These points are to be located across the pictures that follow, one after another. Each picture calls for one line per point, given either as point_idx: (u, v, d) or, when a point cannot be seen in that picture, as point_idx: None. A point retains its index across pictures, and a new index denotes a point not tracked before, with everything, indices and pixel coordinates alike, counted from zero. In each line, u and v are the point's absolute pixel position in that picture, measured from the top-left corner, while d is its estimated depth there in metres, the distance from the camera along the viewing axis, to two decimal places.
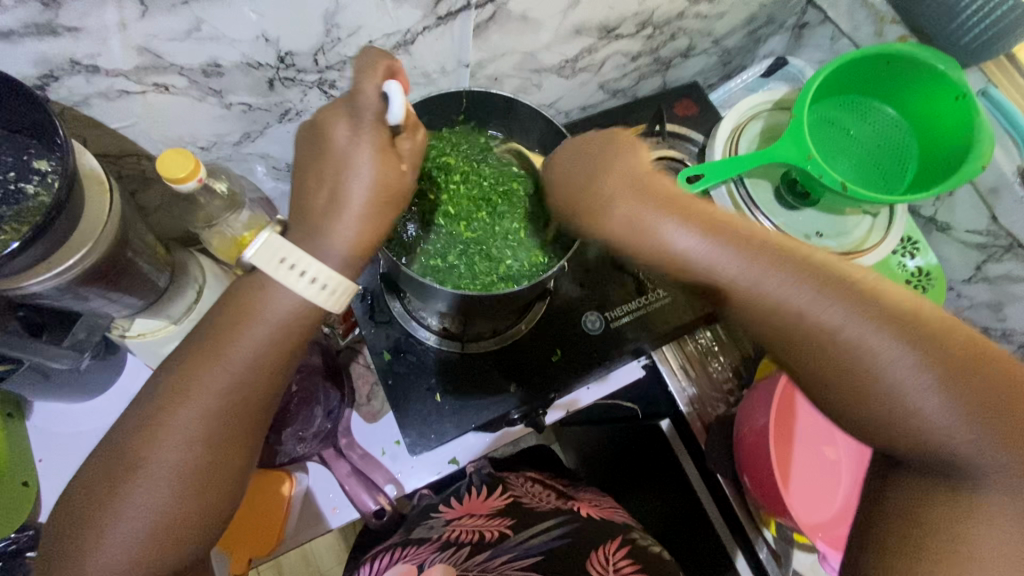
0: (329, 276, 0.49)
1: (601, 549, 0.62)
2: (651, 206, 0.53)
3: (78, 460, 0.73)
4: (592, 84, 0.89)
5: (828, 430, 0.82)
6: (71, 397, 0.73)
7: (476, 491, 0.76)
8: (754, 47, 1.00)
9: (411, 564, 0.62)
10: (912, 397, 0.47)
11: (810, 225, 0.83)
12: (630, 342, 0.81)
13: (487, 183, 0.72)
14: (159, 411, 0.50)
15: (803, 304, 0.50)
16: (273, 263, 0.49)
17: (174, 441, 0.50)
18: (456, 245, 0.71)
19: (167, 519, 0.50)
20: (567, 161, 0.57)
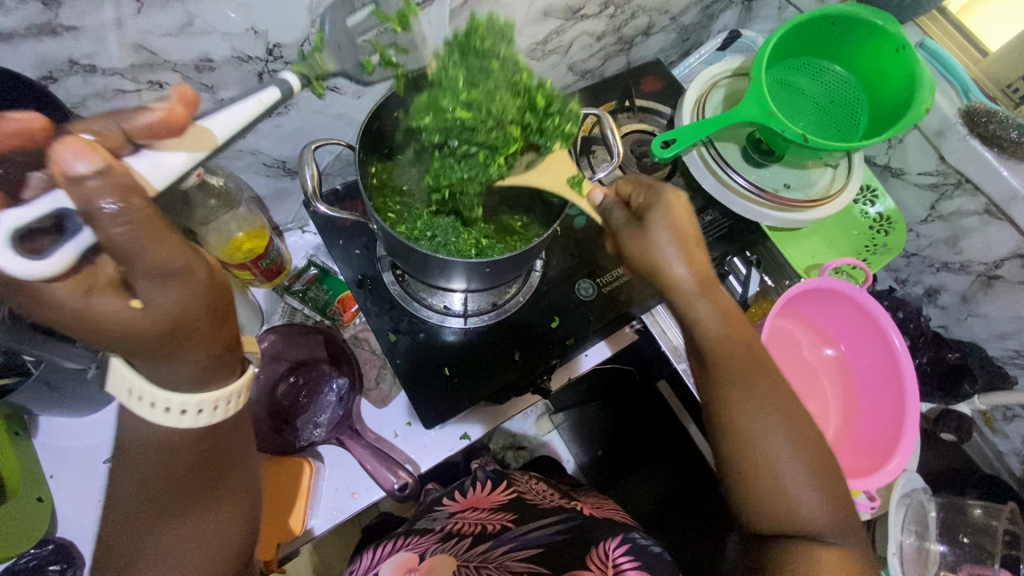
0: (182, 404, 0.47)
1: (601, 548, 0.64)
2: (686, 252, 0.62)
3: (90, 472, 0.74)
4: (562, 66, 0.93)
5: (813, 378, 0.88)
6: (78, 410, 0.73)
7: (480, 484, 0.82)
8: (708, 23, 1.07)
9: (413, 553, 0.68)
10: (789, 479, 0.59)
11: (777, 180, 0.88)
12: (624, 304, 0.84)
13: (533, 117, 0.62)
14: (150, 500, 0.52)
15: (739, 388, 0.62)
16: (131, 399, 0.47)
17: (158, 541, 0.51)
18: (443, 142, 0.61)
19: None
20: (657, 214, 0.62)
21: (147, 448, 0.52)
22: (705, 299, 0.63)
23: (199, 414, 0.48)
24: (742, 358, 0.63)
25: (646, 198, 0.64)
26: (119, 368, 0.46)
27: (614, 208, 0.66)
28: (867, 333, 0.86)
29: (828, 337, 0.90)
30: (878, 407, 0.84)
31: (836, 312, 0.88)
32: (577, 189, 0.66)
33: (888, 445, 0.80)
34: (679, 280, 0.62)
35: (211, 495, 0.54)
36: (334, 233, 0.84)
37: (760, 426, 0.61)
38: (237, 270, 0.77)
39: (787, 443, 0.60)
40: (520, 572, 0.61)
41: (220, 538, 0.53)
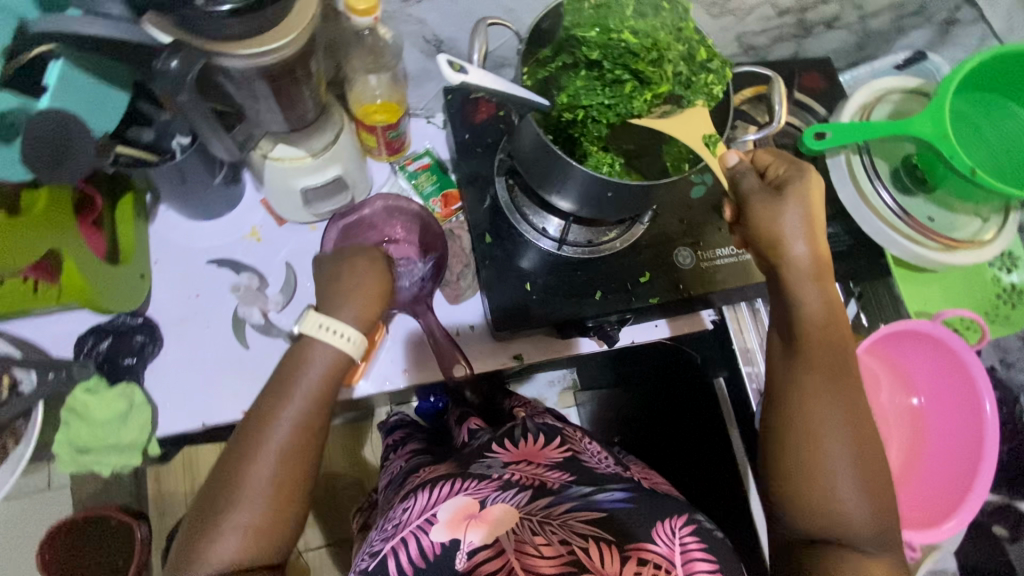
0: (352, 332, 0.60)
1: (667, 522, 0.61)
2: (808, 233, 0.61)
3: (187, 270, 0.79)
4: (731, 33, 0.89)
5: (896, 421, 0.83)
6: (191, 210, 0.78)
7: (531, 436, 0.72)
8: (895, 36, 0.99)
9: (473, 498, 0.62)
10: (842, 483, 0.57)
11: (921, 211, 0.82)
12: (719, 282, 0.81)
13: (686, 66, 0.61)
14: (274, 396, 0.58)
15: (821, 381, 0.59)
16: (318, 329, 0.59)
17: (278, 433, 0.56)
18: (597, 60, 0.60)
19: (273, 488, 0.56)
20: (795, 191, 0.61)
21: (283, 392, 0.58)
22: (816, 285, 0.61)
23: (356, 348, 0.60)
24: (828, 355, 0.61)
25: (787, 171, 0.63)
26: (312, 312, 0.60)
27: (749, 173, 0.64)
28: (959, 394, 0.80)
29: (912, 387, 0.84)
30: (943, 471, 0.79)
31: (935, 364, 0.82)
32: (709, 149, 0.65)
33: (940, 510, 0.77)
34: (795, 259, 0.61)
35: (324, 406, 0.59)
36: (463, 126, 0.84)
37: (822, 429, 0.58)
38: (364, 132, 0.80)
39: (847, 451, 0.58)
40: (584, 535, 0.58)
41: (312, 440, 0.58)
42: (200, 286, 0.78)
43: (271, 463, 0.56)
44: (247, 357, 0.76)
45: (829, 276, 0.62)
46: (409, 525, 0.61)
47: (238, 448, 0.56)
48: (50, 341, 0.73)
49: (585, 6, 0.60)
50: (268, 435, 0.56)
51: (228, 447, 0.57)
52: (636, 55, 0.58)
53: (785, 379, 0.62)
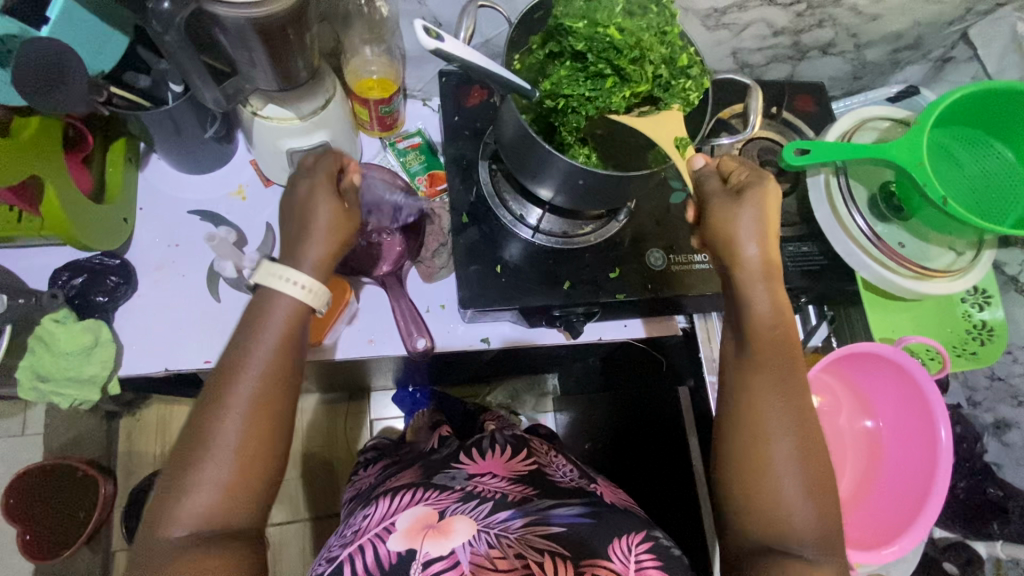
0: (305, 279, 0.60)
1: (624, 540, 0.67)
2: (761, 238, 0.61)
3: (170, 219, 0.81)
4: (727, 48, 0.91)
5: (856, 439, 0.83)
6: (180, 163, 0.80)
7: (498, 449, 0.82)
8: (890, 69, 1.01)
9: (433, 509, 0.67)
10: (784, 487, 0.58)
11: (893, 237, 0.84)
12: (688, 285, 0.82)
13: (667, 70, 0.62)
14: (242, 357, 0.58)
15: (763, 384, 0.60)
16: (281, 280, 0.59)
17: (242, 393, 0.57)
18: (581, 51, 0.60)
19: (242, 448, 0.56)
20: (753, 195, 0.61)
21: (246, 356, 0.58)
22: (764, 288, 0.62)
23: (311, 297, 0.61)
24: (778, 355, 0.61)
25: (747, 178, 0.63)
26: (266, 264, 0.60)
27: (712, 177, 0.65)
28: (913, 417, 0.81)
29: (869, 408, 0.84)
30: (895, 493, 0.80)
31: (890, 386, 0.83)
32: (680, 151, 0.65)
33: (888, 532, 0.77)
34: (746, 260, 0.62)
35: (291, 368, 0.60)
36: (454, 109, 0.86)
37: (766, 424, 0.59)
38: (358, 104, 0.81)
39: (789, 447, 0.59)
40: (542, 550, 0.63)
41: (282, 402, 0.59)
42: (180, 236, 0.80)
43: (239, 424, 0.56)
44: (218, 309, 0.77)
45: (778, 282, 0.63)
46: (369, 533, 0.66)
47: (203, 409, 0.57)
48: (29, 273, 0.75)
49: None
50: (233, 392, 0.57)
51: (193, 412, 0.58)
52: (620, 52, 0.58)
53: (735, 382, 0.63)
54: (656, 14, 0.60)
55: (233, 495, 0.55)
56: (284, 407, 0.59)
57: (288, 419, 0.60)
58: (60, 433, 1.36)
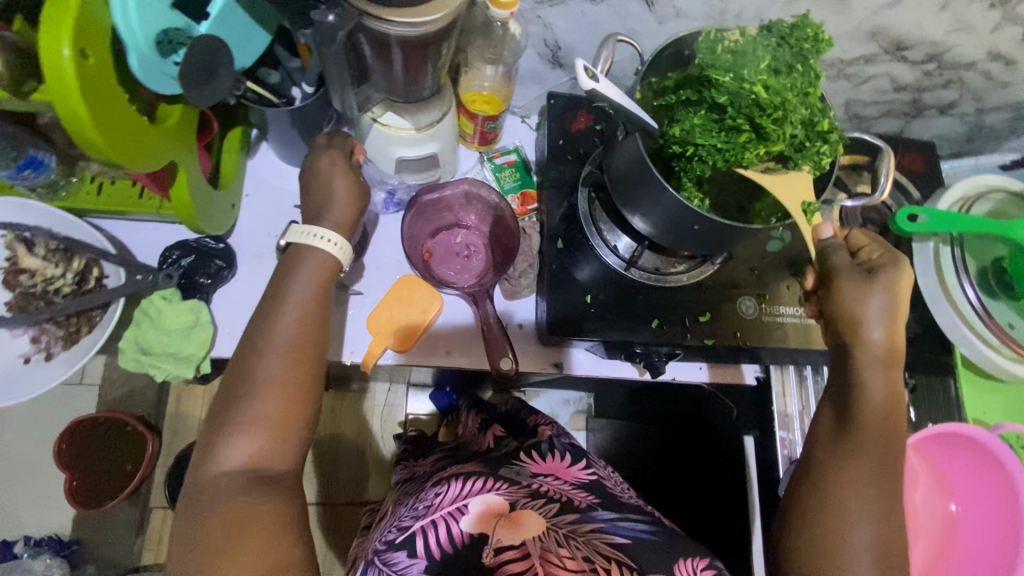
0: (333, 235, 0.65)
1: (688, 564, 0.62)
2: (888, 324, 0.62)
3: (272, 208, 0.83)
4: (841, 97, 0.89)
5: (935, 520, 0.81)
6: (286, 154, 0.83)
7: (559, 454, 0.77)
8: (1007, 136, 0.97)
9: (504, 499, 0.64)
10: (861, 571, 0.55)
11: (1002, 315, 0.80)
12: (775, 339, 0.80)
13: (803, 131, 0.59)
14: (275, 300, 0.61)
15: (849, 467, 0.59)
16: (307, 236, 0.64)
17: (282, 332, 0.60)
18: (720, 104, 0.58)
19: (285, 385, 0.57)
20: (887, 278, 0.62)
21: (277, 297, 0.61)
22: (879, 372, 0.61)
23: (341, 252, 0.65)
24: (882, 442, 0.60)
25: (881, 257, 0.65)
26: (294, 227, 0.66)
27: (840, 251, 0.65)
28: (996, 500, 0.77)
29: (948, 490, 0.81)
30: None
31: (972, 466, 0.79)
32: (806, 217, 0.64)
33: None
34: (870, 343, 0.62)
35: (319, 309, 0.63)
36: (558, 131, 0.86)
37: (854, 514, 0.57)
38: (464, 117, 0.83)
39: (870, 546, 0.55)
40: (608, 557, 0.61)
41: (319, 342, 0.61)
42: (280, 227, 0.82)
43: (279, 362, 0.58)
44: None
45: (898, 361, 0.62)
46: (441, 510, 0.64)
47: (243, 356, 0.59)
48: (138, 247, 0.78)
49: (719, 47, 0.59)
50: (272, 337, 0.59)
51: (229, 368, 0.60)
52: (762, 110, 0.56)
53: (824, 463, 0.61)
54: (798, 73, 0.58)
55: (276, 438, 0.56)
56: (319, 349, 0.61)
57: (320, 370, 0.61)
58: (115, 388, 1.40)
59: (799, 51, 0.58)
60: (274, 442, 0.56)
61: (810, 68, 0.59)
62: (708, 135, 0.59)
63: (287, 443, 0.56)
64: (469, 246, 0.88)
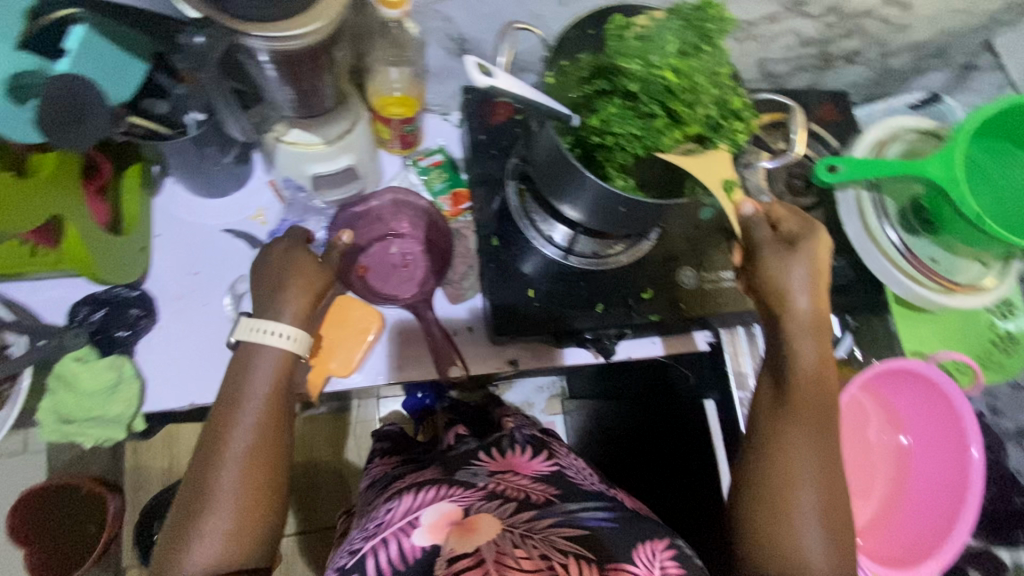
0: (285, 327, 0.58)
1: (647, 547, 0.63)
2: (813, 292, 0.63)
3: (188, 245, 0.78)
4: (753, 57, 0.90)
5: (888, 456, 0.84)
6: (195, 186, 0.77)
7: (519, 448, 0.76)
8: (913, 75, 1.00)
9: (457, 506, 0.64)
10: (806, 524, 0.58)
11: (925, 251, 0.84)
12: (719, 305, 0.81)
13: (717, 111, 0.60)
14: (225, 415, 0.56)
15: (785, 435, 0.61)
16: (256, 332, 0.58)
17: (240, 435, 0.55)
18: (633, 91, 0.59)
19: (246, 496, 0.54)
20: (806, 247, 0.64)
21: (230, 414, 0.56)
22: (806, 339, 0.63)
23: (296, 345, 0.59)
24: (818, 404, 0.62)
25: (799, 228, 0.65)
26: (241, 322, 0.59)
27: (762, 225, 0.66)
28: (941, 428, 0.81)
29: (899, 424, 0.85)
30: (929, 508, 0.80)
31: (916, 398, 0.83)
32: (727, 194, 0.65)
33: (923, 548, 0.78)
34: (797, 310, 0.63)
35: (277, 411, 0.58)
36: (479, 125, 0.84)
37: (799, 477, 0.59)
38: (379, 123, 0.80)
39: (814, 506, 0.58)
40: (565, 551, 0.60)
41: (277, 434, 0.57)
42: (201, 264, 0.78)
43: (235, 474, 0.54)
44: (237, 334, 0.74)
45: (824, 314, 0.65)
46: (392, 526, 0.63)
47: (197, 464, 0.55)
48: (44, 307, 0.72)
49: (628, 33, 0.58)
50: (226, 450, 0.54)
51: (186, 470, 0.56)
52: (675, 97, 0.57)
53: (761, 429, 0.64)
54: (707, 54, 0.58)
55: (243, 541, 0.54)
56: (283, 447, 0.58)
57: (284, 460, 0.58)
58: (63, 451, 1.30)
59: (707, 31, 0.57)
60: (239, 548, 0.54)
61: (719, 47, 0.58)
62: (625, 124, 0.60)
63: (255, 540, 0.55)
64: (406, 255, 0.85)
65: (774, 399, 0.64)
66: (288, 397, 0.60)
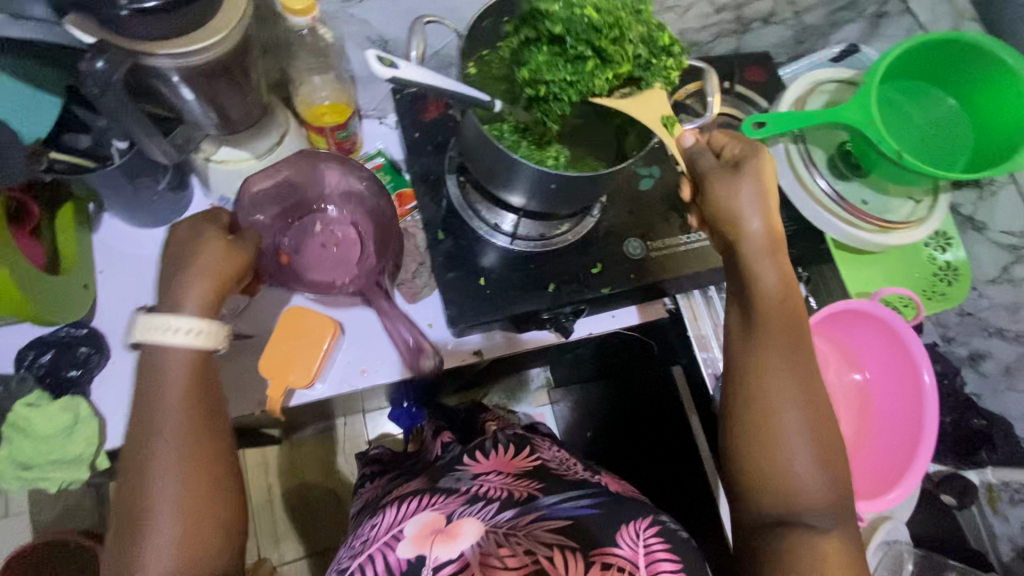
0: (189, 322, 0.55)
1: (633, 526, 0.64)
2: (764, 212, 0.63)
3: (134, 278, 0.78)
4: (673, 29, 0.92)
5: (852, 394, 0.87)
6: (134, 218, 0.77)
7: (501, 449, 0.78)
8: (830, 30, 1.04)
9: (439, 514, 0.65)
10: (795, 461, 0.58)
11: (856, 194, 0.86)
12: (668, 272, 0.83)
13: (644, 49, 0.63)
14: (143, 422, 0.53)
15: (759, 375, 0.61)
16: (161, 328, 0.55)
17: (160, 444, 0.53)
18: (558, 35, 0.60)
19: (184, 500, 0.52)
20: (752, 166, 0.64)
21: (148, 417, 0.53)
22: (766, 263, 0.63)
23: (202, 339, 0.56)
24: (787, 329, 0.62)
25: (742, 151, 0.66)
26: (145, 319, 0.56)
27: (704, 154, 0.66)
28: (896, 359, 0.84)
29: (856, 361, 0.87)
30: (894, 436, 0.83)
31: (868, 333, 0.85)
32: (667, 129, 0.65)
33: (891, 475, 0.81)
34: (752, 234, 0.63)
35: (195, 414, 0.54)
36: (414, 124, 0.85)
37: (780, 413, 0.59)
38: (314, 133, 0.80)
39: (801, 437, 0.58)
40: (550, 544, 0.61)
41: (206, 438, 0.54)
42: (149, 294, 0.77)
43: (168, 482, 0.52)
44: None
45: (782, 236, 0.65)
46: (378, 542, 0.64)
47: (126, 485, 0.52)
48: None
49: None
50: (149, 460, 0.52)
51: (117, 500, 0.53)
52: (599, 31, 0.59)
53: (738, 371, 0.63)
54: None
55: (197, 543, 0.51)
56: (216, 449, 0.55)
57: (222, 461, 0.55)
58: (46, 507, 1.28)
59: None
60: (197, 548, 0.51)
61: None
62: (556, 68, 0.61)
63: (213, 541, 0.52)
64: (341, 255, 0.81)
65: (743, 338, 0.63)
66: (210, 396, 0.57)
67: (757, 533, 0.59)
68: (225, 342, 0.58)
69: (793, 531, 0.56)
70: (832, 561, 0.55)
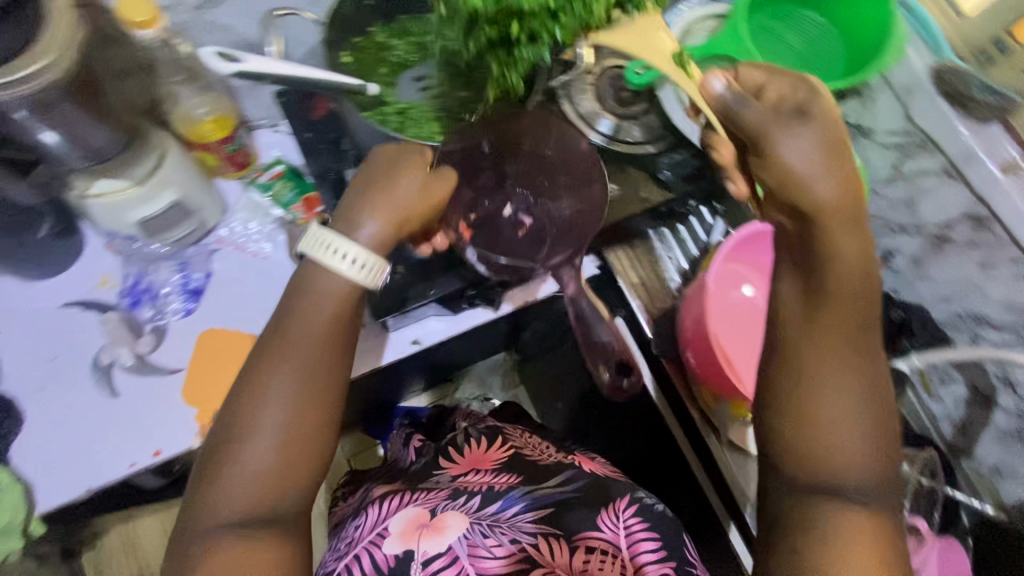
0: (358, 254, 0.59)
1: (613, 506, 0.70)
2: (838, 175, 0.54)
3: (33, 333, 0.74)
4: None
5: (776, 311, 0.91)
6: (22, 271, 0.74)
7: (476, 442, 0.83)
8: None
9: (423, 508, 0.69)
10: (841, 438, 0.56)
11: None
12: None
13: None
14: (266, 359, 0.59)
15: (800, 348, 0.57)
16: (329, 252, 0.59)
17: (275, 389, 0.58)
18: None
19: (290, 435, 0.58)
20: (818, 110, 0.55)
21: (271, 358, 0.59)
22: (846, 239, 0.55)
23: (365, 275, 0.60)
24: (861, 301, 0.57)
25: (795, 90, 0.56)
26: (319, 230, 0.60)
27: (732, 100, 0.56)
28: None
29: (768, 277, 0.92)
30: None
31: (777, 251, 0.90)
32: (681, 68, 0.60)
33: None
34: (818, 202, 0.54)
35: (328, 357, 0.60)
36: (302, 125, 0.83)
37: (825, 399, 0.56)
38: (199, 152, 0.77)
39: (844, 418, 0.55)
40: (534, 534, 0.66)
41: (322, 391, 0.60)
42: (56, 348, 0.74)
43: (283, 412, 0.58)
44: (118, 405, 0.72)
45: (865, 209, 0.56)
46: (362, 542, 0.67)
47: (236, 409, 0.58)
48: None
49: None
50: (267, 391, 0.58)
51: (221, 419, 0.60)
52: None
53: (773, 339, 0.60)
54: None
55: (284, 474, 0.58)
56: (331, 400, 0.61)
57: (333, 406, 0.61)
58: None
59: None
60: (280, 480, 0.57)
61: None
62: None
63: (298, 476, 0.58)
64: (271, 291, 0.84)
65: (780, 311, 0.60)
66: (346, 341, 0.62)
67: (795, 509, 0.57)
68: (379, 285, 0.62)
69: (819, 517, 0.55)
70: (853, 548, 0.54)
